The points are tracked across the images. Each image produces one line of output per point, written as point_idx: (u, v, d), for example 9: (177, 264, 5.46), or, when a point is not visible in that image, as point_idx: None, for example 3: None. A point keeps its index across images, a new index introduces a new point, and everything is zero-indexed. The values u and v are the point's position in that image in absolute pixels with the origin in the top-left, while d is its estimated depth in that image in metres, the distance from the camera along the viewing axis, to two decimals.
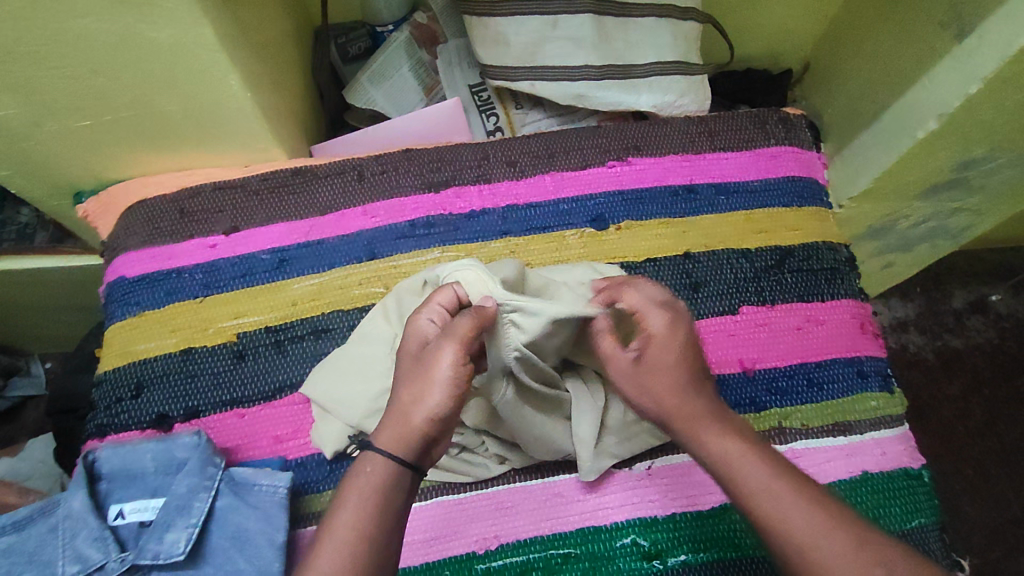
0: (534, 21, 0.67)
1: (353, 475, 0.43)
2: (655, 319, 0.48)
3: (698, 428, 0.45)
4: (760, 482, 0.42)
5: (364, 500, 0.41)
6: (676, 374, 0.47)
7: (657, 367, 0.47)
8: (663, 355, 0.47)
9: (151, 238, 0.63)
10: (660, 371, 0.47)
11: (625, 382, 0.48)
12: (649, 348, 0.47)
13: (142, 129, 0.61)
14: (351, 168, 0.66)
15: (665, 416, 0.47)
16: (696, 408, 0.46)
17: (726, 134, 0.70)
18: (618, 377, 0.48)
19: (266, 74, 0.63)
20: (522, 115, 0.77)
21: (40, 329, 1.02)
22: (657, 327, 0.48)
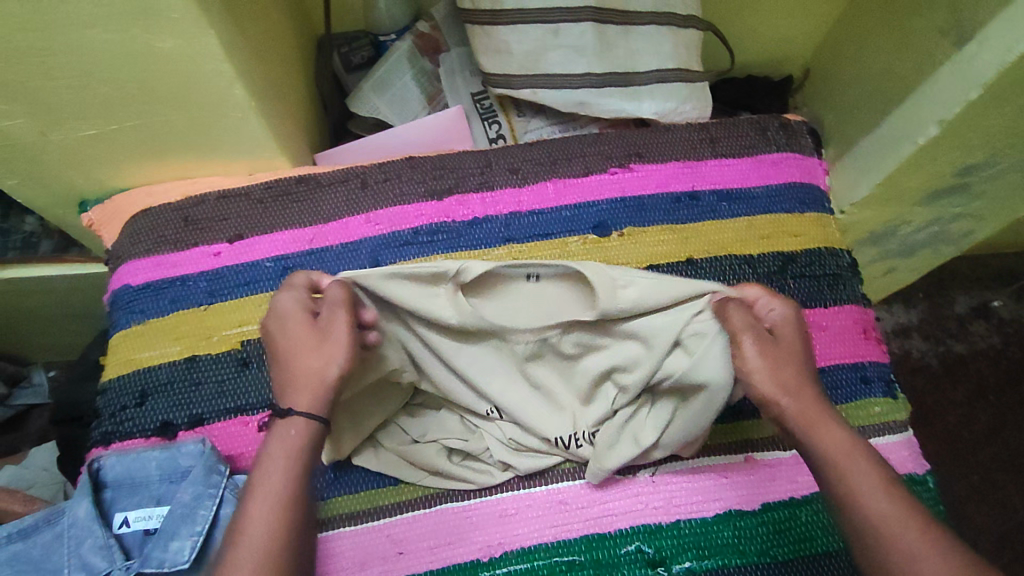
0: (536, 30, 0.68)
1: (270, 436, 0.45)
2: (779, 308, 0.50)
3: (814, 416, 0.45)
4: (872, 482, 0.42)
5: (284, 467, 0.43)
6: (801, 360, 0.48)
7: (784, 350, 0.47)
8: (790, 340, 0.48)
9: (156, 246, 0.63)
10: (785, 351, 0.47)
11: (761, 355, 0.46)
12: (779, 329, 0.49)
13: (147, 138, 0.62)
14: (354, 176, 0.67)
15: (783, 398, 0.46)
16: (811, 398, 0.46)
17: (728, 140, 0.70)
18: (757, 349, 0.46)
19: (269, 83, 0.64)
20: (524, 123, 0.77)
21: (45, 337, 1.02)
22: (780, 315, 0.49)
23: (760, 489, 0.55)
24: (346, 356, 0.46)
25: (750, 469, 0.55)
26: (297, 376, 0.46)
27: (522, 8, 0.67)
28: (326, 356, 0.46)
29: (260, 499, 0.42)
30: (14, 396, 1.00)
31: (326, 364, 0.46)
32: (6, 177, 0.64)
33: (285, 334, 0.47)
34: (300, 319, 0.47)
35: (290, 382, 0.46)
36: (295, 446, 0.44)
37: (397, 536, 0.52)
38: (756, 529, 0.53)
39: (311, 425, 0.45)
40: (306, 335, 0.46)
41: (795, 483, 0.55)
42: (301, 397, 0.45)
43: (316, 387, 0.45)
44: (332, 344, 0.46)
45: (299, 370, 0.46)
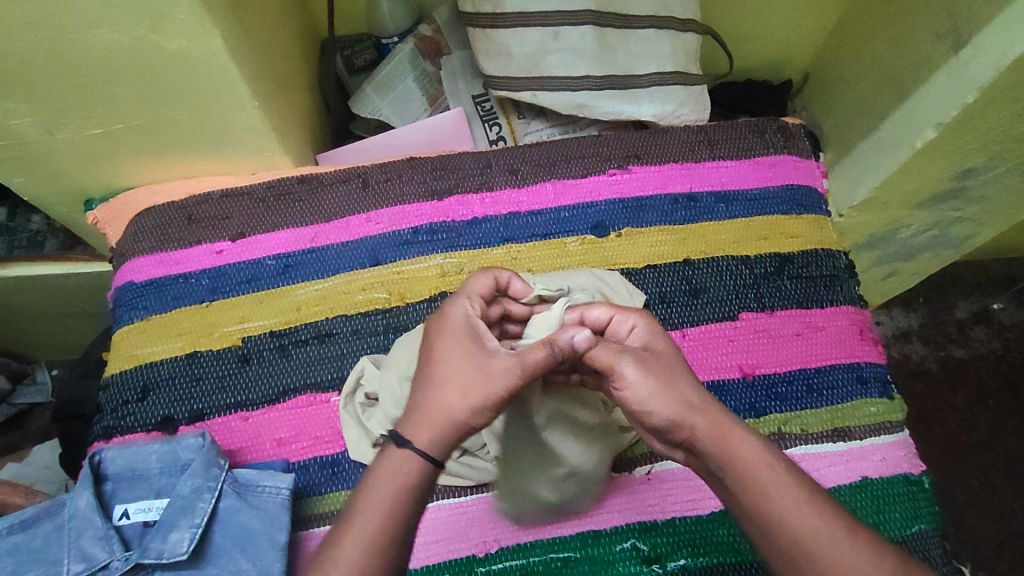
0: (536, 33, 0.69)
1: (384, 458, 0.42)
2: (627, 323, 0.46)
3: (725, 429, 0.40)
4: (789, 498, 0.39)
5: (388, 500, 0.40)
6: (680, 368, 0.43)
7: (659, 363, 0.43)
8: (666, 353, 0.44)
9: (159, 243, 0.64)
10: (666, 369, 0.42)
11: (641, 380, 0.41)
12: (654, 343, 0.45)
13: (151, 137, 0.63)
14: (355, 176, 0.67)
15: (692, 415, 0.40)
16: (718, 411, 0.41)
17: (725, 143, 0.71)
18: (635, 374, 0.41)
19: (272, 84, 0.65)
20: (524, 124, 0.78)
21: (50, 337, 1.03)
22: (638, 328, 0.46)
23: None
24: (489, 408, 0.42)
25: None
26: (434, 406, 0.42)
27: (522, 11, 0.68)
28: (466, 399, 0.42)
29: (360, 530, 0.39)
30: (18, 394, 1.02)
31: (465, 404, 0.42)
32: (12, 175, 0.65)
33: (446, 345, 0.44)
34: (463, 341, 0.44)
35: (422, 406, 0.42)
36: (405, 482, 0.41)
37: None
38: None
39: (426, 465, 0.41)
40: (465, 366, 0.43)
41: None
42: (426, 429, 0.42)
43: (442, 423, 0.42)
44: (486, 390, 0.42)
45: (436, 402, 0.42)
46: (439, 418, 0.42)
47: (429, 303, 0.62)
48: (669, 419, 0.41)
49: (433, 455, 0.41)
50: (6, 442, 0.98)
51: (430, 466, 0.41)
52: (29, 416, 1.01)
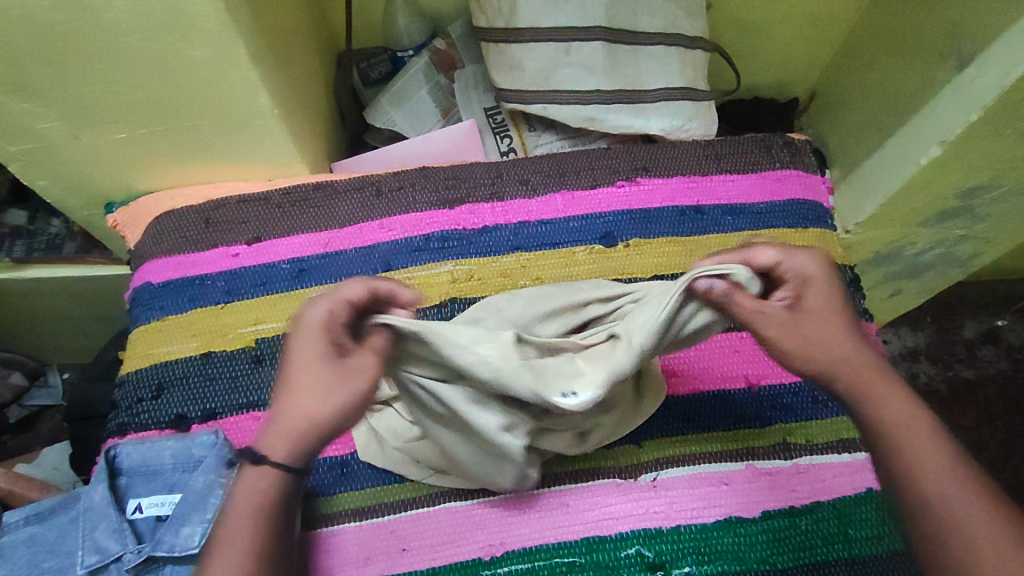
0: (548, 48, 0.71)
1: (241, 480, 0.42)
2: (808, 263, 0.47)
3: (872, 383, 0.46)
4: (930, 446, 0.43)
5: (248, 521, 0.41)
6: (837, 315, 0.47)
7: (814, 313, 0.47)
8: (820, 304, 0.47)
9: (176, 246, 0.66)
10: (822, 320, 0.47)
11: (787, 337, 0.46)
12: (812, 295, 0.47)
13: (173, 143, 0.65)
14: (369, 184, 0.70)
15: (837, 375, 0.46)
16: (864, 360, 0.46)
17: (733, 157, 0.72)
18: (777, 330, 0.46)
19: (291, 93, 0.66)
20: (535, 137, 0.79)
21: (64, 340, 1.05)
22: (810, 269, 0.47)
23: (759, 496, 0.55)
24: (348, 408, 0.43)
25: (750, 477, 0.56)
26: (292, 414, 0.42)
27: (535, 27, 0.70)
28: (321, 403, 0.42)
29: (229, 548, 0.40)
30: (29, 396, 1.03)
31: (321, 408, 0.42)
32: (37, 177, 0.67)
33: (302, 347, 0.43)
34: (325, 343, 0.42)
35: (280, 417, 0.42)
36: (262, 498, 0.42)
37: (401, 532, 0.53)
38: (754, 537, 0.54)
39: (284, 477, 0.42)
40: (324, 369, 0.42)
41: (793, 491, 0.56)
42: (286, 441, 0.42)
43: (305, 428, 0.42)
44: (337, 389, 0.42)
45: (298, 409, 0.42)
46: (304, 421, 0.42)
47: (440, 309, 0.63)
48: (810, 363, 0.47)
49: (291, 466, 0.42)
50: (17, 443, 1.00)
51: (283, 475, 0.42)
52: (37, 419, 1.02)
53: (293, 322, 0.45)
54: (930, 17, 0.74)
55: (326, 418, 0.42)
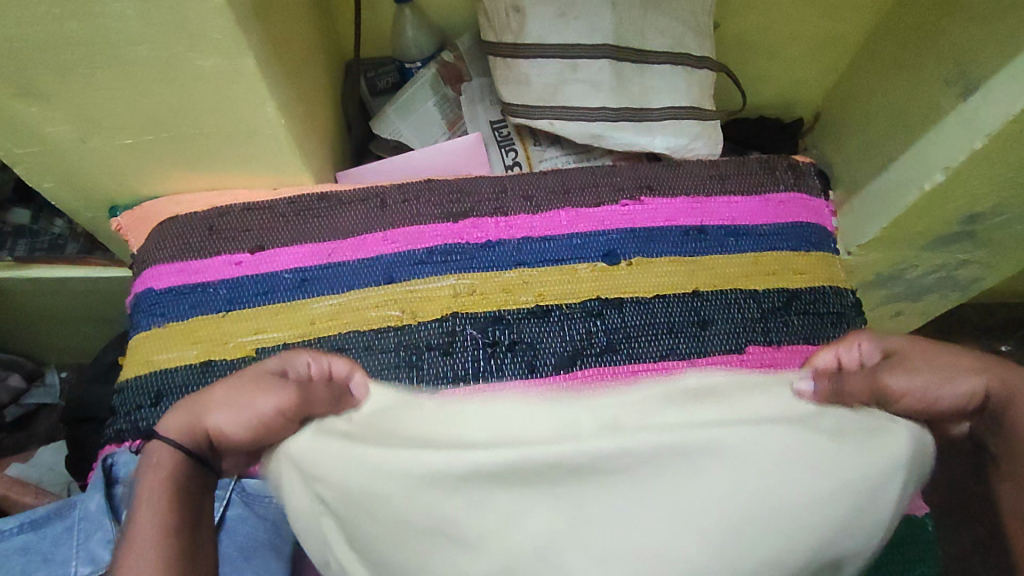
0: (555, 65, 0.71)
1: (146, 455, 0.48)
2: (851, 351, 0.54)
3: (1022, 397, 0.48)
4: None
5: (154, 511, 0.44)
6: (931, 355, 0.51)
7: (918, 359, 0.51)
8: (926, 364, 0.50)
9: (179, 253, 0.66)
10: (928, 372, 0.50)
11: (912, 380, 0.50)
12: (910, 361, 0.51)
13: (179, 150, 0.65)
14: (374, 196, 0.70)
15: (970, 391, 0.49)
16: (1009, 378, 0.49)
17: (737, 178, 0.72)
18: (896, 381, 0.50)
19: (299, 103, 0.67)
20: (539, 152, 0.80)
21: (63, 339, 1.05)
22: (864, 348, 0.54)
23: None
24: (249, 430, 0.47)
25: None
26: (202, 410, 0.48)
27: (544, 43, 0.70)
28: (233, 412, 0.47)
29: (144, 518, 0.44)
30: (27, 394, 1.03)
31: (230, 417, 0.47)
32: (43, 180, 0.67)
33: (238, 374, 0.50)
34: (261, 373, 0.49)
35: (181, 405, 0.49)
36: (172, 478, 0.46)
37: None
38: None
39: (184, 459, 0.47)
40: (247, 385, 0.48)
41: None
42: (179, 421, 0.48)
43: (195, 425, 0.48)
44: (250, 408, 0.47)
45: (208, 404, 0.49)
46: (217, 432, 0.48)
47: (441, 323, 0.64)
48: (944, 397, 0.49)
49: (187, 446, 0.47)
50: (11, 442, 0.99)
51: (183, 457, 0.47)
52: (35, 419, 1.02)
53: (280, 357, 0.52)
54: (936, 45, 0.74)
55: (233, 424, 0.47)
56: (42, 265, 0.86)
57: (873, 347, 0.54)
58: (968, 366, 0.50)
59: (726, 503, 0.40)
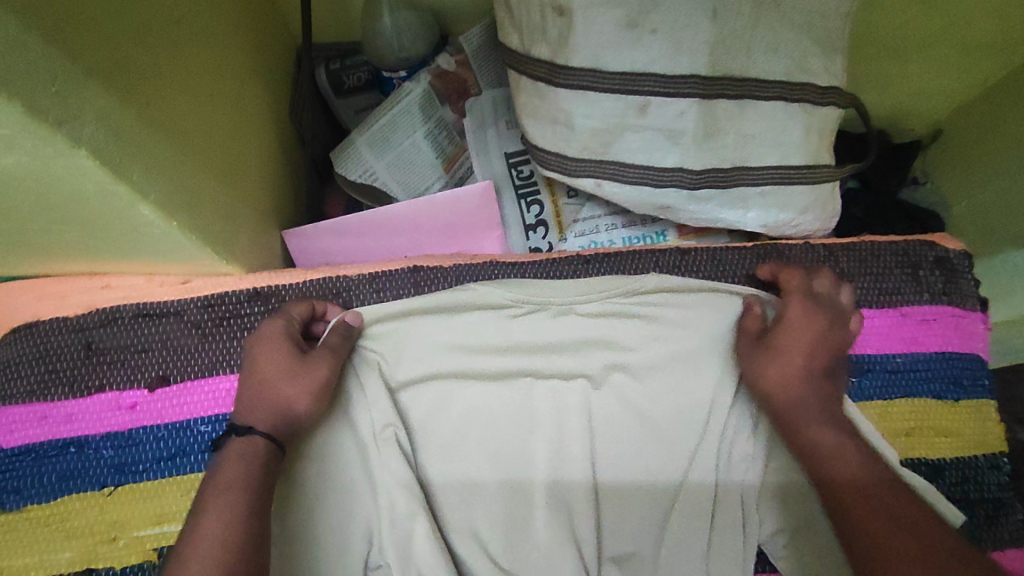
0: (614, 104, 0.46)
1: (221, 457, 0.37)
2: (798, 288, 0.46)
3: (804, 413, 0.42)
4: (849, 469, 0.40)
5: (239, 487, 0.35)
6: (812, 345, 0.44)
7: (794, 331, 0.44)
8: (796, 345, 0.44)
9: (40, 386, 0.45)
10: (798, 343, 0.44)
11: (748, 356, 0.45)
12: (790, 330, 0.44)
13: (16, 245, 0.41)
14: (334, 294, 0.47)
15: (784, 392, 0.43)
16: (817, 393, 0.43)
17: (862, 280, 0.50)
18: (743, 354, 0.46)
19: (218, 167, 0.42)
20: (575, 207, 0.56)
21: None
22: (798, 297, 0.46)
23: None
24: (314, 402, 0.41)
25: None
26: (266, 395, 0.39)
27: (600, 70, 0.45)
28: (293, 380, 0.40)
29: (223, 506, 0.34)
30: None
31: (297, 393, 0.40)
32: None
33: (267, 349, 0.41)
34: (284, 347, 0.41)
35: (251, 395, 0.39)
36: (254, 468, 0.36)
37: None
38: None
39: (271, 446, 0.38)
40: (289, 357, 0.41)
41: None
42: (257, 413, 0.39)
43: (279, 415, 0.39)
44: (308, 375, 0.40)
45: (269, 394, 0.39)
46: (278, 409, 0.39)
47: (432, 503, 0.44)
48: (769, 373, 0.43)
49: (274, 432, 0.38)
50: None
51: (276, 446, 0.38)
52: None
53: (247, 341, 0.42)
54: None
55: (297, 399, 0.40)
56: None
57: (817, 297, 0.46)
58: (802, 370, 0.43)
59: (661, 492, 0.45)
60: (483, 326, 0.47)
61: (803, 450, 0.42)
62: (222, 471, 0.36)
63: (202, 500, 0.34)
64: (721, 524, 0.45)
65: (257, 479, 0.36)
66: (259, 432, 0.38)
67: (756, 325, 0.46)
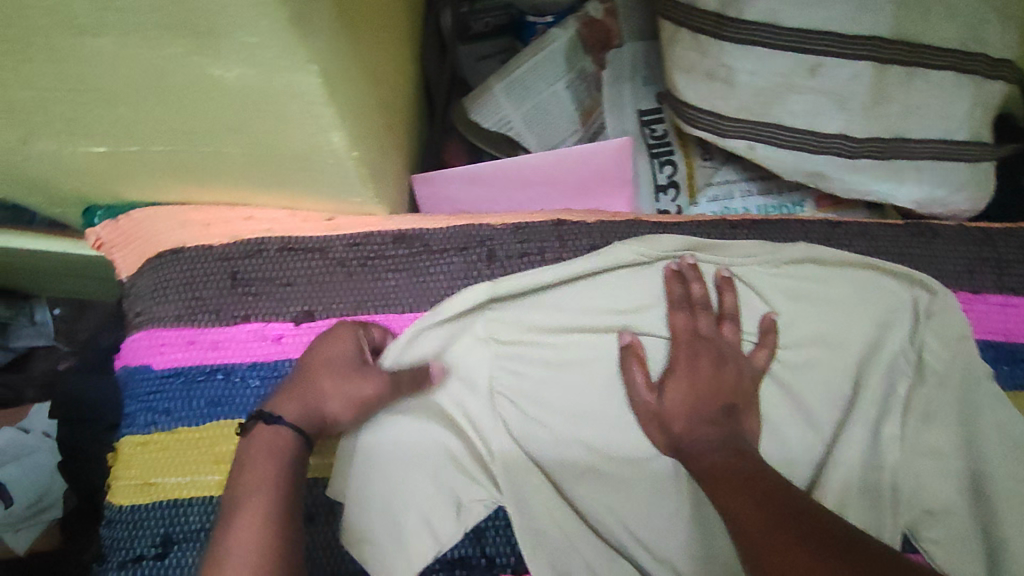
0: (784, 62, 0.44)
1: (251, 442, 0.39)
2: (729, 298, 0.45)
3: (717, 463, 0.40)
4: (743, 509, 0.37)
5: (259, 477, 0.37)
6: (708, 391, 0.43)
7: (678, 374, 0.44)
8: (677, 402, 0.43)
9: (187, 312, 0.46)
10: (688, 383, 0.43)
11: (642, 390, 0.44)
12: (669, 389, 0.44)
13: (182, 166, 0.41)
14: (478, 242, 0.47)
15: (705, 431, 0.42)
16: (708, 435, 0.42)
17: (1020, 266, 0.48)
18: (650, 404, 0.44)
19: (383, 101, 0.41)
20: (709, 171, 0.55)
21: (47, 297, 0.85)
22: (730, 304, 0.45)
23: None
24: (353, 413, 0.41)
25: None
26: (303, 391, 0.41)
27: (775, 25, 0.43)
28: (338, 385, 0.41)
29: (251, 504, 0.36)
30: (12, 336, 0.82)
31: (340, 398, 0.41)
32: None
33: (329, 350, 0.42)
34: (345, 348, 0.42)
35: (291, 386, 0.41)
36: (278, 462, 0.38)
37: None
38: None
39: (299, 440, 0.39)
40: (348, 363, 0.42)
41: None
42: (291, 405, 0.40)
43: (309, 412, 0.40)
44: (358, 387, 0.41)
45: (307, 390, 0.41)
46: (311, 405, 0.40)
47: (570, 458, 0.45)
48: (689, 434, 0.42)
49: (302, 427, 0.40)
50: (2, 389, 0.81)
51: (302, 443, 0.40)
52: (30, 359, 0.82)
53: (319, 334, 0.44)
54: None
55: (339, 407, 0.41)
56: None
57: (724, 322, 0.45)
58: (711, 416, 0.43)
59: (799, 467, 0.45)
60: (619, 288, 0.46)
61: (727, 491, 0.39)
62: (254, 457, 0.38)
63: (233, 490, 0.37)
64: (855, 502, 0.44)
65: (282, 475, 0.38)
66: (285, 423, 0.39)
67: (640, 375, 0.44)
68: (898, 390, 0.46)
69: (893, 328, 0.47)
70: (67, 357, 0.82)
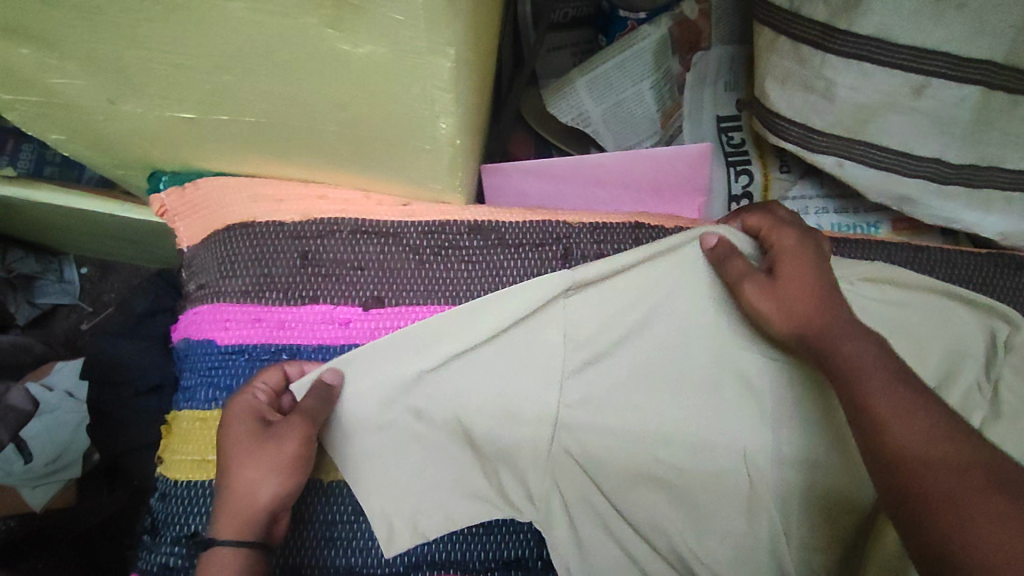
0: (887, 79, 0.43)
1: (204, 571, 0.38)
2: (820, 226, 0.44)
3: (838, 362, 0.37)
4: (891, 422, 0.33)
5: None
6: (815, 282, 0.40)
7: (787, 271, 0.40)
8: (785, 293, 0.40)
9: (254, 289, 0.44)
10: (797, 275, 0.40)
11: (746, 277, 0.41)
12: (776, 281, 0.40)
13: (266, 139, 0.40)
14: (554, 240, 0.46)
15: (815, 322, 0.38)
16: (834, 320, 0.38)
17: None
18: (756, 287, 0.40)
19: (479, 85, 0.40)
20: (786, 183, 0.54)
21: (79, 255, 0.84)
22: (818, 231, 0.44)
23: None
24: (288, 490, 0.39)
25: None
26: (232, 494, 0.38)
27: (886, 41, 0.42)
28: (259, 471, 0.38)
29: None
30: (40, 291, 0.81)
31: (267, 484, 0.38)
32: (51, 132, 0.44)
33: (231, 435, 0.40)
34: (247, 428, 0.40)
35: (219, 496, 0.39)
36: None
37: None
38: None
39: (250, 552, 0.38)
40: (254, 440, 0.39)
41: None
42: (234, 524, 0.38)
43: (248, 511, 0.38)
44: (276, 455, 0.39)
45: (235, 488, 0.38)
46: (249, 503, 0.38)
47: (633, 467, 0.44)
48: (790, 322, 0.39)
49: (245, 537, 0.38)
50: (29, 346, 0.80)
51: (256, 550, 0.38)
52: (51, 317, 0.83)
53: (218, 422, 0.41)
54: None
55: (266, 496, 0.38)
56: (57, 186, 0.63)
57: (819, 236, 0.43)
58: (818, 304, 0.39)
59: None
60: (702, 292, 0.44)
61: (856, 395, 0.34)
62: None
63: None
64: None
65: None
66: (229, 541, 0.37)
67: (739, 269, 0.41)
68: (972, 423, 0.45)
69: (972, 359, 0.45)
70: (90, 316, 0.84)
